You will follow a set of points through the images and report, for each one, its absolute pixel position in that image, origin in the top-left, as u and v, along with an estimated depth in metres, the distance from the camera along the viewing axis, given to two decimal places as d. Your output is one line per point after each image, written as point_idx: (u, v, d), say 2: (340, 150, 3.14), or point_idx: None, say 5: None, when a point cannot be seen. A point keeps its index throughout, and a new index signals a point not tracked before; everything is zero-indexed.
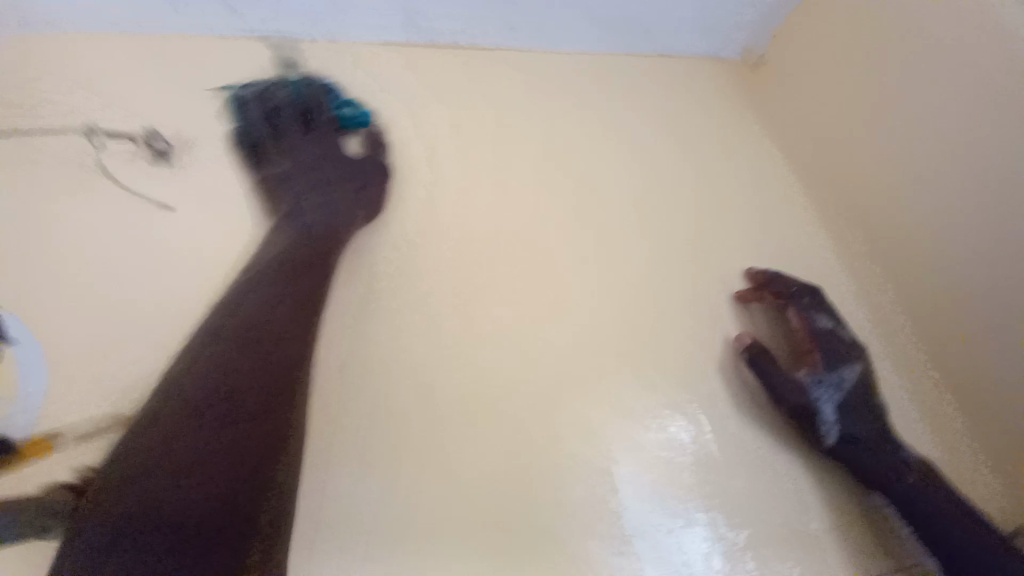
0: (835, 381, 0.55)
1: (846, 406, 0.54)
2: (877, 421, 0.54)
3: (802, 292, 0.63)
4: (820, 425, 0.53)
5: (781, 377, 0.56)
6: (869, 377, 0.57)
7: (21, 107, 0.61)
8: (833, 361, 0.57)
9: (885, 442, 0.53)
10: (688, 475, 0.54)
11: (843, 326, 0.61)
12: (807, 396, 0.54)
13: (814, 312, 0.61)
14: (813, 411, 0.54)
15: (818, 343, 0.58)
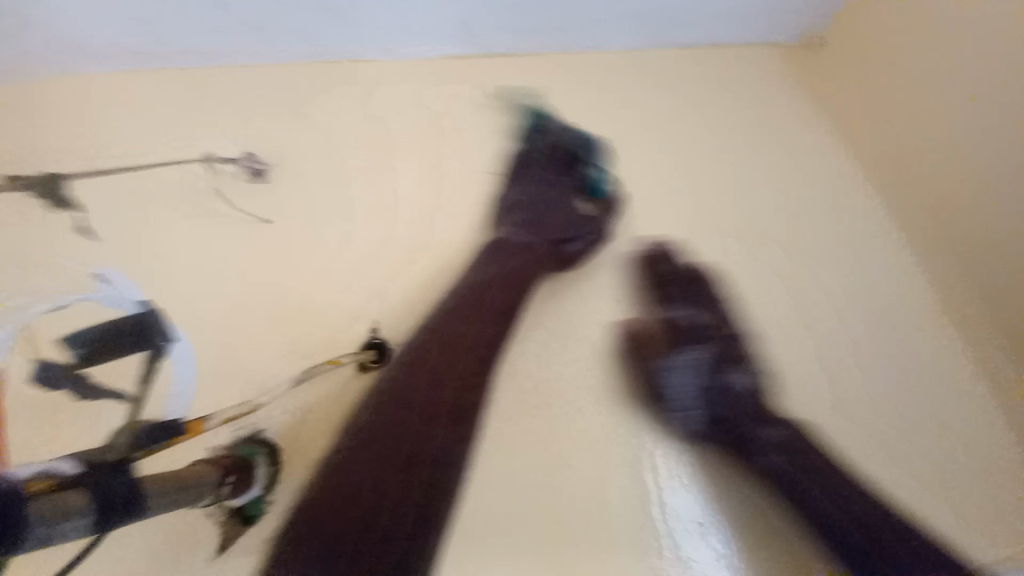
0: (670, 363, 0.57)
1: (695, 387, 0.56)
2: (715, 399, 0.55)
3: (674, 278, 0.65)
4: (671, 407, 0.56)
5: (648, 363, 0.59)
6: (719, 354, 0.58)
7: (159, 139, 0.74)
8: (678, 344, 0.59)
9: (747, 424, 0.53)
10: (691, 496, 0.54)
11: (700, 310, 0.62)
12: (657, 379, 0.58)
13: (670, 300, 0.63)
14: (660, 393, 0.57)
15: (678, 332, 0.60)
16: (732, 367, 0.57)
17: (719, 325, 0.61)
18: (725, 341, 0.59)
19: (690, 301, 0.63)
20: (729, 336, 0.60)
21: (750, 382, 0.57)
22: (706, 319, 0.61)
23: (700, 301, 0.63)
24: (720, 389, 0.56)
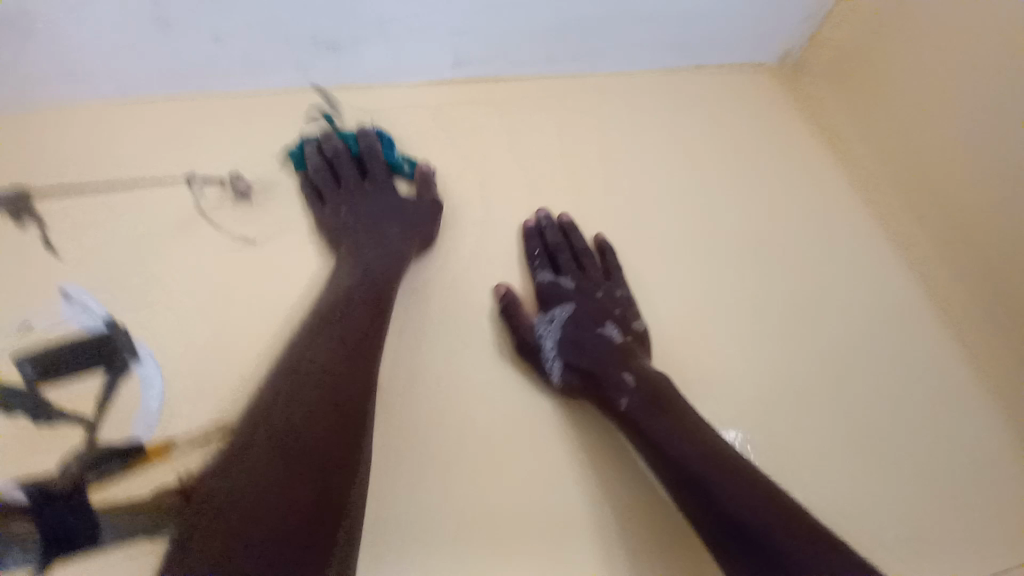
0: (549, 319, 0.59)
1: (563, 341, 0.57)
2: (595, 348, 0.57)
3: (543, 251, 0.66)
4: (543, 361, 0.56)
5: (515, 319, 0.59)
6: (589, 312, 0.61)
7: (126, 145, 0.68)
8: (549, 303, 0.61)
9: (603, 378, 0.55)
10: (585, 494, 0.52)
11: (566, 276, 0.63)
12: (531, 334, 0.58)
13: (537, 267, 0.64)
14: (534, 348, 0.57)
15: (541, 299, 0.62)
16: (605, 322, 0.60)
17: (585, 288, 0.63)
18: (596, 303, 0.62)
19: (571, 268, 0.64)
20: (592, 302, 0.62)
21: (622, 336, 0.60)
22: (566, 286, 0.63)
23: (574, 269, 0.64)
24: (594, 343, 0.58)
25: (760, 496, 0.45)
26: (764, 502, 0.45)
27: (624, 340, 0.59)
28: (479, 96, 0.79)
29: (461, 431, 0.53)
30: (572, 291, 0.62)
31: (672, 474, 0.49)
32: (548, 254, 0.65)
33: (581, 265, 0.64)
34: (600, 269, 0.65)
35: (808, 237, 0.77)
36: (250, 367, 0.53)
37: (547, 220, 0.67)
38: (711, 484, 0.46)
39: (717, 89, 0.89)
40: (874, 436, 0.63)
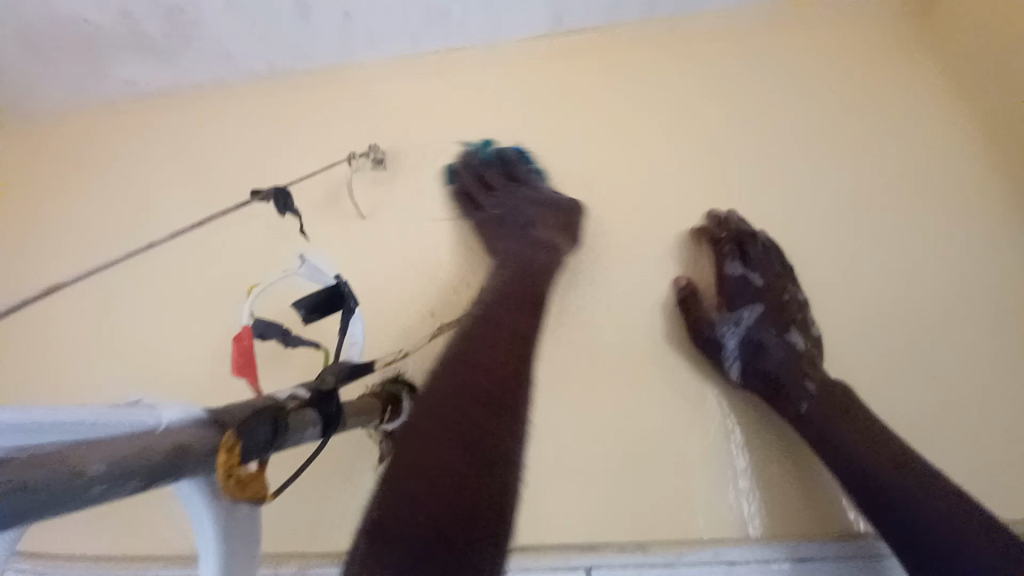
0: (736, 321, 0.67)
1: (745, 343, 0.65)
2: (778, 352, 0.64)
3: (731, 241, 0.73)
4: (722, 360, 0.66)
5: (696, 313, 0.69)
6: (776, 315, 0.67)
7: (312, 129, 0.93)
8: (737, 304, 0.68)
9: (782, 381, 0.61)
10: (708, 408, 0.67)
11: (756, 272, 0.70)
12: (715, 332, 0.67)
13: (726, 259, 0.71)
14: (717, 344, 0.66)
15: (725, 290, 0.70)
16: (790, 328, 0.66)
17: (772, 288, 0.69)
18: (780, 304, 0.68)
19: (760, 264, 0.70)
20: (780, 302, 0.68)
21: (804, 344, 0.65)
22: (755, 280, 0.69)
23: (764, 267, 0.70)
24: (777, 346, 0.64)
25: (868, 437, 0.55)
26: (871, 444, 0.54)
27: (805, 349, 0.65)
28: (560, 59, 0.94)
29: (565, 345, 0.72)
30: (750, 286, 0.69)
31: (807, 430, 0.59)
32: (722, 251, 0.72)
33: (757, 262, 0.71)
34: (780, 267, 0.71)
35: (890, 181, 0.79)
36: (413, 300, 0.75)
37: (726, 218, 0.76)
38: (834, 428, 0.57)
39: (811, 34, 0.93)
40: (942, 385, 0.65)
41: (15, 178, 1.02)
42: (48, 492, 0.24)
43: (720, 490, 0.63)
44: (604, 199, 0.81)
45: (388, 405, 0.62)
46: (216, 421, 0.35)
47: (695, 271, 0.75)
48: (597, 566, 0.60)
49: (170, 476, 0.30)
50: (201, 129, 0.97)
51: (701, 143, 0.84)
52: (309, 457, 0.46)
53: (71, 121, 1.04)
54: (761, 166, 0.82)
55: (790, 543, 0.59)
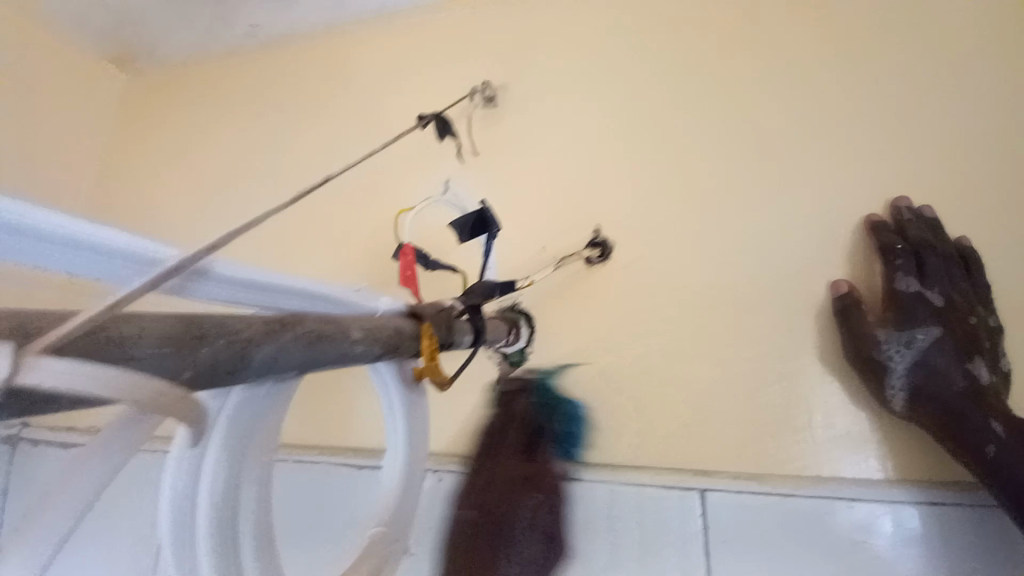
0: (906, 341, 0.57)
1: (919, 368, 0.56)
2: (964, 385, 0.54)
3: (910, 252, 0.62)
4: (885, 381, 0.57)
5: (855, 323, 0.60)
6: (962, 343, 0.56)
7: (423, 67, 0.94)
8: (911, 324, 0.58)
9: (963, 418, 0.52)
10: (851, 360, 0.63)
11: (934, 289, 0.59)
12: (877, 349, 0.58)
13: (901, 269, 0.61)
14: (880, 364, 0.58)
15: (895, 303, 0.60)
16: (976, 359, 0.56)
17: (956, 308, 0.58)
18: (964, 327, 0.57)
19: (942, 278, 0.60)
20: (964, 325, 0.58)
21: (990, 379, 0.55)
22: (934, 298, 0.59)
23: (948, 283, 0.60)
24: (959, 373, 0.55)
25: None
26: None
27: (990, 384, 0.55)
28: None
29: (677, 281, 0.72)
30: (930, 305, 0.59)
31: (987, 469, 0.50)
32: (895, 254, 0.62)
33: (942, 273, 0.60)
34: (967, 286, 0.60)
35: None
36: (529, 235, 0.79)
37: (907, 214, 0.65)
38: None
39: None
40: None
41: (163, 122, 1.13)
42: (337, 348, 0.29)
43: (850, 436, 0.61)
44: (726, 128, 0.75)
45: (512, 328, 0.67)
46: (413, 313, 0.40)
47: (855, 273, 0.66)
48: (710, 489, 0.61)
49: (382, 358, 0.34)
50: (321, 72, 1.02)
51: (850, 57, 0.73)
52: (466, 361, 0.52)
53: (206, 70, 1.14)
54: (930, 87, 0.69)
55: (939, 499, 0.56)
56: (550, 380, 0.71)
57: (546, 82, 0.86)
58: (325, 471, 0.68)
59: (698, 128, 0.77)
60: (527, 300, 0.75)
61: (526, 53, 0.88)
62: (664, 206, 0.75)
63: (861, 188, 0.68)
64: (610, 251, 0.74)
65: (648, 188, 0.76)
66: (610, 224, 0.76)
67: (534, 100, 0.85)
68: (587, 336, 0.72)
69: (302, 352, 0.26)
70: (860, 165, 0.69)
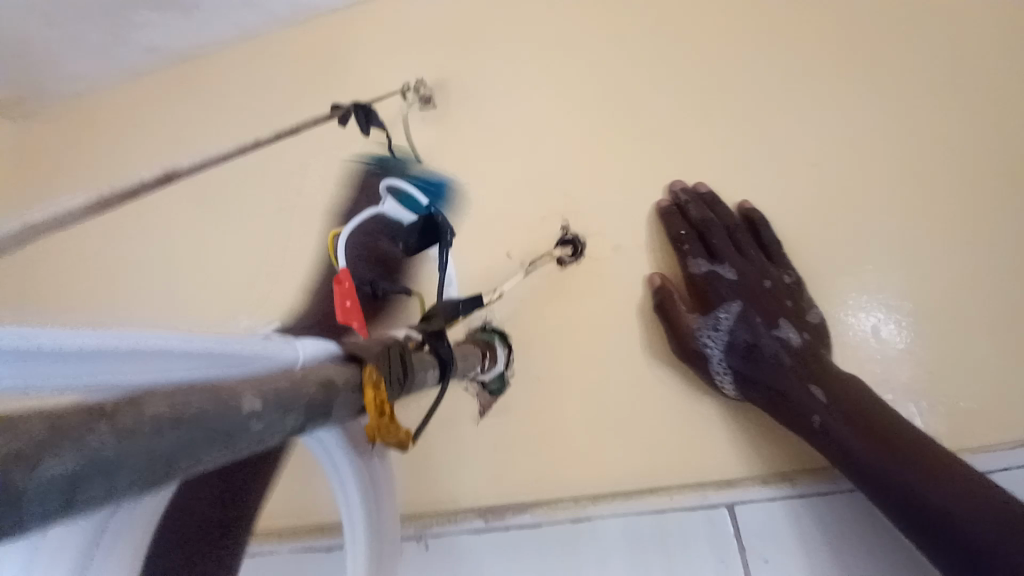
0: (714, 324, 0.58)
1: (731, 348, 0.57)
2: (773, 354, 0.55)
3: (690, 232, 0.64)
4: (712, 374, 0.57)
5: (674, 318, 0.60)
6: (759, 310, 0.58)
7: (348, 76, 0.85)
8: (712, 303, 0.60)
9: (782, 393, 0.53)
10: (860, 323, 0.60)
11: (725, 264, 0.61)
12: (695, 340, 0.58)
13: (689, 254, 0.63)
14: (700, 356, 0.57)
15: (700, 291, 0.61)
16: (780, 320, 0.58)
17: (749, 276, 0.60)
18: (761, 295, 0.59)
19: (728, 252, 0.62)
20: (766, 288, 0.60)
21: (800, 336, 0.57)
22: (729, 272, 0.61)
23: (734, 255, 0.62)
24: (768, 345, 0.56)
25: (943, 472, 0.45)
26: (934, 468, 0.45)
27: (802, 341, 0.56)
28: None
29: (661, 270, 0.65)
30: (736, 284, 0.60)
31: (830, 448, 0.50)
32: (674, 245, 0.64)
33: (741, 244, 0.63)
34: (757, 253, 0.62)
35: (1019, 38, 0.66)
36: (489, 242, 0.69)
37: (684, 195, 0.66)
38: (857, 452, 0.48)
39: None
40: None
41: (63, 164, 0.99)
42: (209, 431, 0.20)
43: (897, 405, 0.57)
44: (683, 103, 0.70)
45: (486, 351, 0.57)
46: (353, 356, 0.30)
47: (666, 264, 0.65)
48: (740, 501, 0.54)
49: (307, 425, 0.25)
50: (233, 97, 0.91)
51: (791, 22, 0.72)
52: (434, 404, 0.41)
53: (98, 107, 0.99)
54: (886, 44, 0.69)
55: (992, 469, 0.52)
56: (538, 402, 0.62)
57: (485, 74, 0.78)
58: (287, 559, 0.55)
59: (656, 106, 0.71)
60: (499, 315, 0.65)
61: (459, 47, 0.80)
62: (633, 192, 0.68)
63: (826, 155, 0.66)
64: (583, 246, 0.66)
65: (613, 173, 0.69)
66: (578, 218, 0.68)
67: (474, 95, 0.77)
68: (570, 345, 0.64)
69: (129, 452, 0.17)
70: (823, 128, 0.67)
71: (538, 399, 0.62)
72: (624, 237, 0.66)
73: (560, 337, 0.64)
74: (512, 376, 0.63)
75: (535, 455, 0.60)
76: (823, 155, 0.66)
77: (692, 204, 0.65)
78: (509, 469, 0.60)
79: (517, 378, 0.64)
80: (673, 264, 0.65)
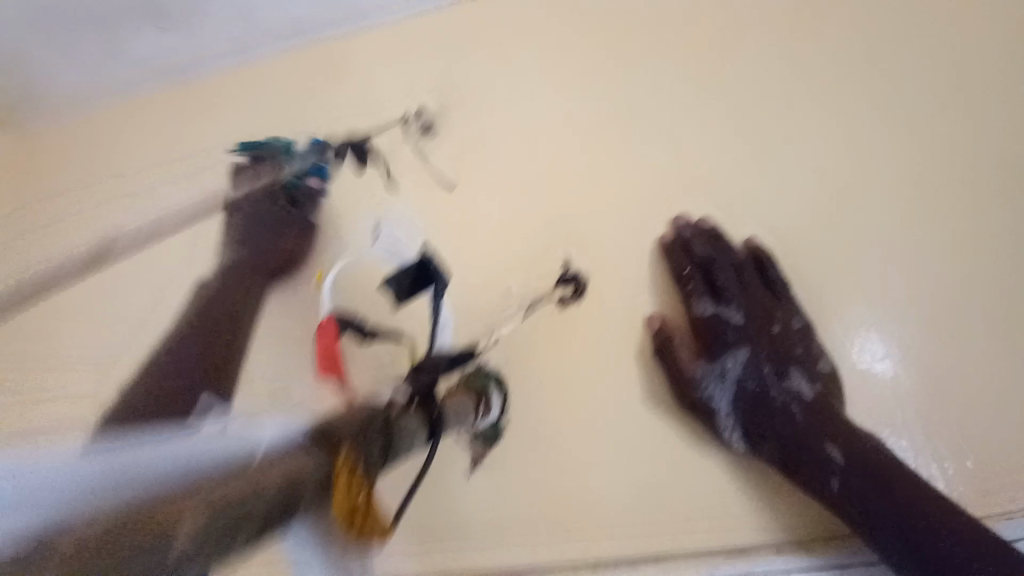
0: (721, 373, 0.55)
1: (740, 401, 0.54)
2: (786, 407, 0.52)
3: (696, 270, 0.60)
4: (719, 428, 0.54)
5: (678, 367, 0.56)
6: (769, 358, 0.55)
7: (340, 98, 0.81)
8: (719, 349, 0.56)
9: (797, 450, 0.50)
10: (877, 376, 0.56)
11: (732, 307, 0.58)
12: (700, 392, 0.54)
13: (693, 295, 0.59)
14: (706, 408, 0.54)
15: (705, 336, 0.57)
16: (792, 369, 0.54)
17: (757, 321, 0.57)
18: (769, 341, 0.56)
19: (735, 294, 0.58)
20: (777, 334, 0.56)
21: (814, 387, 0.54)
22: (735, 317, 0.57)
23: (742, 298, 0.58)
24: (779, 397, 0.53)
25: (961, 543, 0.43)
26: (951, 537, 0.43)
27: (815, 392, 0.53)
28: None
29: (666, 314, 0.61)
30: (744, 329, 0.57)
31: (849, 513, 0.47)
32: (676, 286, 0.60)
33: (750, 284, 0.59)
34: (766, 295, 0.59)
35: None
36: (484, 278, 0.65)
37: (688, 230, 0.62)
38: (876, 518, 0.46)
39: None
40: None
41: (23, 173, 0.91)
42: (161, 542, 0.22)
43: (920, 466, 0.53)
44: (693, 138, 0.67)
45: (479, 401, 0.53)
46: (323, 441, 0.29)
47: (669, 307, 0.61)
48: (747, 572, 0.51)
49: (283, 522, 0.25)
50: (213, 112, 0.86)
51: (807, 57, 0.69)
52: (422, 468, 0.37)
53: (59, 116, 0.91)
54: (901, 80, 0.66)
55: (1018, 541, 0.49)
56: (534, 455, 0.58)
57: (485, 102, 0.74)
58: None
59: (664, 140, 0.67)
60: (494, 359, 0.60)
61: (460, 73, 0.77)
62: (640, 231, 0.64)
63: (844, 195, 0.62)
64: (586, 287, 0.62)
65: (618, 210, 0.65)
66: (580, 256, 0.64)
67: (473, 123, 0.74)
68: (570, 394, 0.59)
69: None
70: (840, 167, 0.63)
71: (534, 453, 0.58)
72: (629, 278, 0.63)
73: (558, 384, 0.60)
74: (506, 426, 0.58)
75: (531, 517, 0.56)
76: (841, 195, 0.62)
77: (699, 241, 0.61)
78: (501, 529, 0.56)
79: (512, 429, 0.59)
80: (677, 306, 0.61)
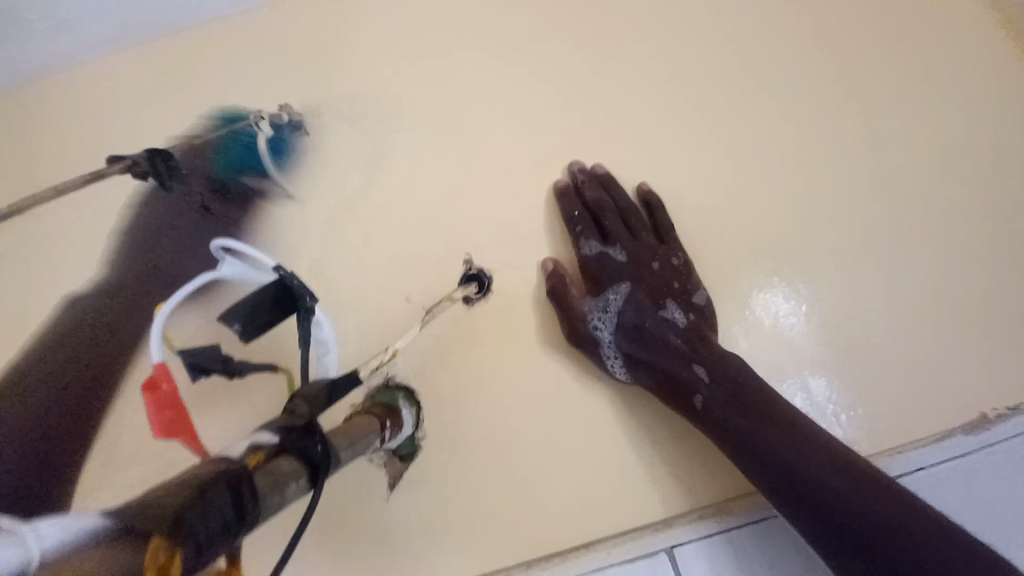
0: (603, 306, 0.58)
1: (619, 331, 0.56)
2: (658, 334, 0.55)
3: (586, 214, 0.61)
4: (602, 358, 0.55)
5: (567, 305, 0.57)
6: (647, 292, 0.58)
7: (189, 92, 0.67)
8: (603, 285, 0.59)
9: (670, 373, 0.52)
10: (771, 328, 0.59)
11: (616, 247, 0.60)
12: (586, 323, 0.56)
13: (582, 236, 0.60)
14: (591, 339, 0.56)
15: (592, 275, 0.59)
16: (667, 301, 0.58)
17: (639, 259, 0.60)
18: (650, 278, 0.59)
19: (619, 234, 0.61)
20: (658, 271, 0.59)
21: (686, 316, 0.57)
22: (619, 256, 0.60)
23: (626, 239, 0.61)
24: (654, 327, 0.56)
25: (833, 459, 0.44)
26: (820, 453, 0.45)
27: (687, 321, 0.56)
28: None
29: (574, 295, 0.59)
30: (626, 267, 0.60)
31: (724, 433, 0.49)
32: (568, 228, 0.61)
33: (635, 226, 0.61)
34: (648, 236, 0.61)
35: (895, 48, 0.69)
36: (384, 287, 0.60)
37: (582, 174, 0.63)
38: (749, 432, 0.47)
39: None
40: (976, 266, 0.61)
41: None
42: None
43: (810, 412, 0.56)
44: (589, 118, 0.65)
45: (389, 420, 0.49)
46: (129, 530, 0.23)
47: (564, 254, 0.62)
48: (676, 544, 0.51)
49: None
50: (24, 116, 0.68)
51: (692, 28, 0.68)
52: (303, 521, 0.32)
53: None
54: (778, 47, 0.69)
55: (901, 475, 0.53)
56: (454, 467, 0.55)
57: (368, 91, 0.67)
58: None
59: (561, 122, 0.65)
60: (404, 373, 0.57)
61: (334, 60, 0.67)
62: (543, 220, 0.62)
63: (730, 163, 0.64)
64: (489, 282, 0.60)
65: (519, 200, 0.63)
66: (484, 252, 0.61)
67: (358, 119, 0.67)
68: (487, 398, 0.57)
69: None
70: (724, 135, 0.65)
71: (454, 464, 0.55)
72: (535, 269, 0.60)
73: (473, 389, 0.57)
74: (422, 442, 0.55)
75: (457, 531, 0.53)
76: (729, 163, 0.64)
77: (591, 191, 0.62)
78: (426, 549, 0.53)
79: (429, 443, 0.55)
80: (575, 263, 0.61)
